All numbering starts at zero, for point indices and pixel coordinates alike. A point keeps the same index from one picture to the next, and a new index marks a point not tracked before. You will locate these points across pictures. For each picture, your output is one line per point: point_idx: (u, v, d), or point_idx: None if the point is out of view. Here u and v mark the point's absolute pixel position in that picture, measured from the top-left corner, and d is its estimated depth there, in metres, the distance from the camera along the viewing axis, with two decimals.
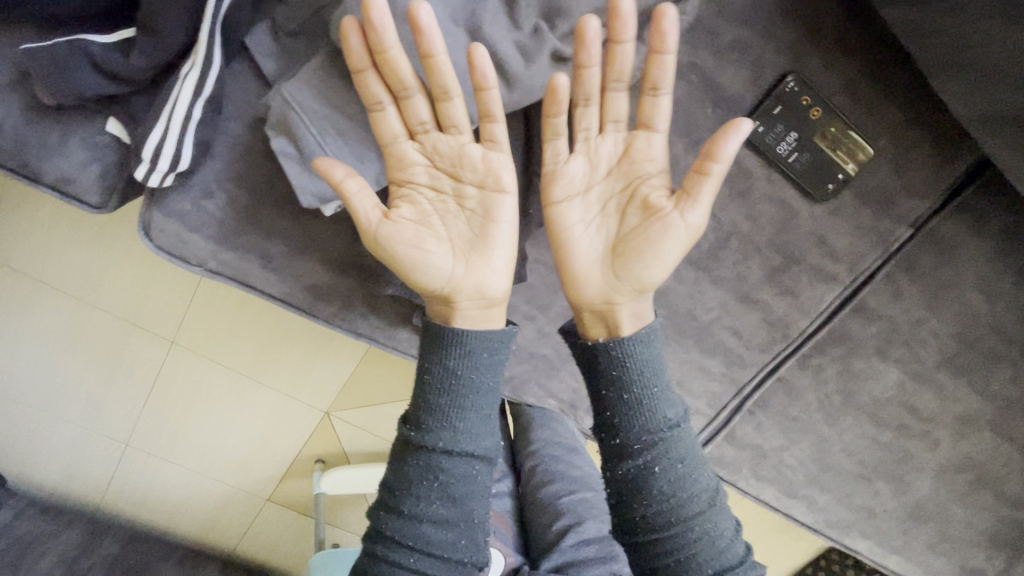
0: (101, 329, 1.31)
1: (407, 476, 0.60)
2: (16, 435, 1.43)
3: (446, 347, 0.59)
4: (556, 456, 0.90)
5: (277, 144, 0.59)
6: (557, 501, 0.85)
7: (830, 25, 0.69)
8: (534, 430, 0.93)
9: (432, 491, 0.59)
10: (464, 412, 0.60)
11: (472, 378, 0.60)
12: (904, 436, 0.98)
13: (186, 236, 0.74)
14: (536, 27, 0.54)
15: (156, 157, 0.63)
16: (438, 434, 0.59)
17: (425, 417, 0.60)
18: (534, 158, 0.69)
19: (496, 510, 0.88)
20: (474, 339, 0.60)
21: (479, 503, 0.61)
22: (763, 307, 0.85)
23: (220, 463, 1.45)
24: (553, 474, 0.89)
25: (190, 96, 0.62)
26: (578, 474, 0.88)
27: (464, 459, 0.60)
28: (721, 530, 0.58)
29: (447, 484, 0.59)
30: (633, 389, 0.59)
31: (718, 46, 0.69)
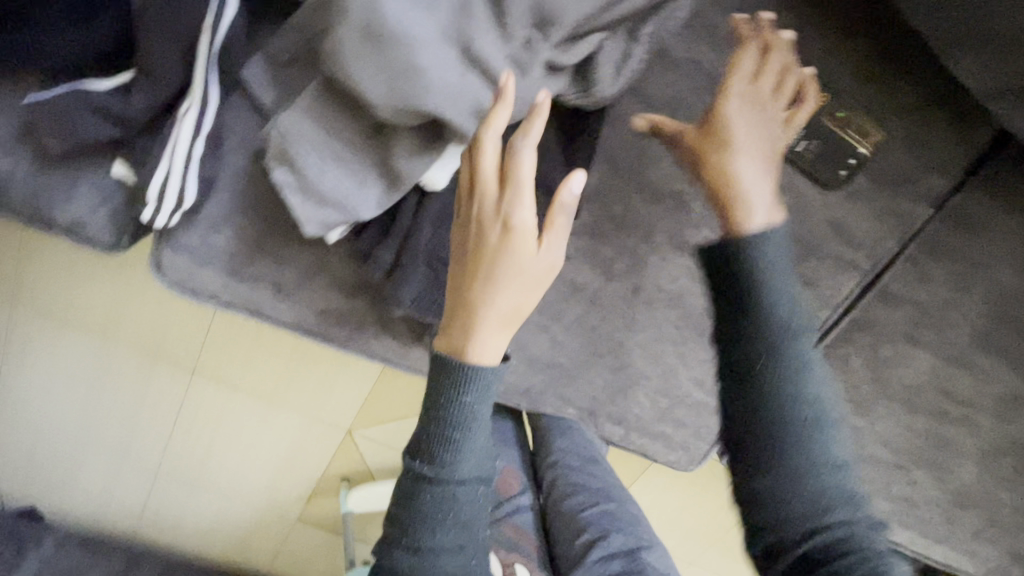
0: (122, 365, 1.32)
1: (420, 503, 0.64)
2: (50, 472, 1.47)
3: (463, 389, 0.59)
4: (577, 466, 0.87)
5: (277, 176, 0.59)
6: (580, 512, 0.81)
7: (829, 16, 0.71)
8: (554, 442, 0.92)
9: (446, 517, 0.64)
10: (467, 443, 0.62)
11: (481, 413, 0.62)
12: (942, 423, 0.94)
13: (197, 271, 0.76)
14: (528, 37, 0.51)
15: (161, 198, 0.64)
16: (446, 463, 0.63)
17: (433, 451, 0.62)
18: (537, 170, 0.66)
19: (517, 524, 0.85)
20: (487, 374, 0.60)
21: (481, 515, 0.68)
22: None
23: (250, 488, 1.48)
24: (574, 483, 0.86)
25: (190, 134, 0.62)
26: (599, 483, 0.85)
27: (470, 485, 0.65)
28: (844, 481, 0.53)
29: (453, 509, 0.64)
30: (789, 323, 0.54)
31: (716, 39, 0.67)
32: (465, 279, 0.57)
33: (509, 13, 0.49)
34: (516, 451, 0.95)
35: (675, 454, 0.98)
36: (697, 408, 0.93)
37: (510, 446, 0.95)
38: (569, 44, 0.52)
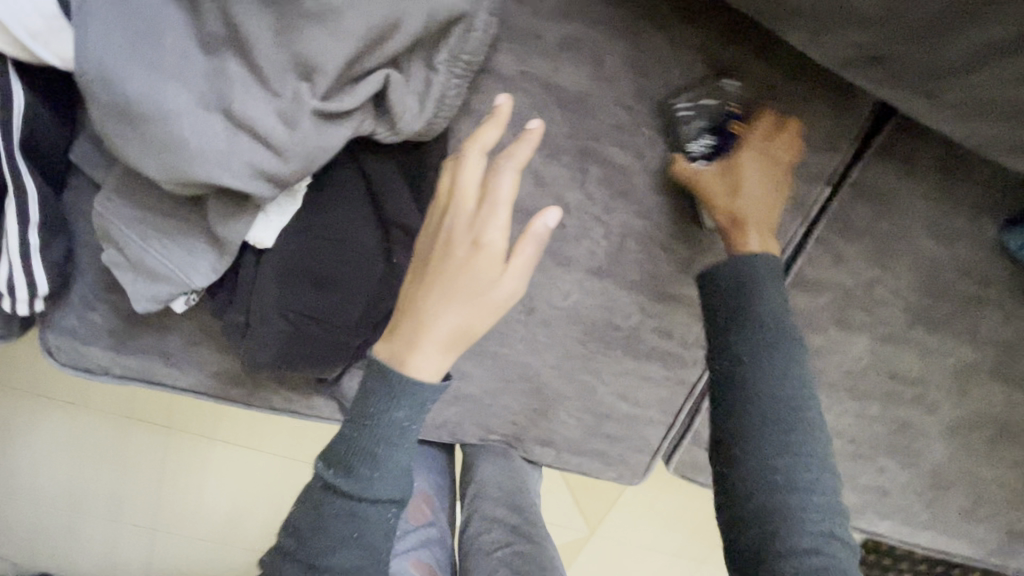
0: (100, 429, 1.37)
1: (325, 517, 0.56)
2: (52, 543, 1.51)
3: (398, 395, 0.53)
4: (498, 500, 0.82)
5: (106, 257, 0.60)
6: (489, 553, 0.73)
7: (664, 5, 0.64)
8: (479, 470, 0.89)
9: (346, 539, 0.56)
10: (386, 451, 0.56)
11: (410, 426, 0.55)
12: (896, 405, 0.88)
13: (84, 350, 0.76)
14: (297, 90, 0.52)
15: (11, 289, 0.63)
16: (359, 472, 0.56)
17: (348, 456, 0.56)
18: (385, 215, 0.64)
19: (421, 560, 0.76)
20: (425, 390, 0.54)
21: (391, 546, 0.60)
22: (687, 301, 0.78)
23: (242, 537, 1.47)
24: (493, 518, 0.79)
25: (19, 225, 0.60)
26: (516, 522, 0.78)
27: (381, 505, 0.57)
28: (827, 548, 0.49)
29: (363, 526, 0.56)
30: (761, 332, 0.55)
31: (547, 47, 0.64)
32: (417, 291, 0.54)
33: (267, 73, 0.51)
34: (443, 479, 0.93)
35: (616, 470, 0.93)
36: (627, 421, 0.88)
37: (438, 474, 0.93)
38: (341, 91, 0.53)
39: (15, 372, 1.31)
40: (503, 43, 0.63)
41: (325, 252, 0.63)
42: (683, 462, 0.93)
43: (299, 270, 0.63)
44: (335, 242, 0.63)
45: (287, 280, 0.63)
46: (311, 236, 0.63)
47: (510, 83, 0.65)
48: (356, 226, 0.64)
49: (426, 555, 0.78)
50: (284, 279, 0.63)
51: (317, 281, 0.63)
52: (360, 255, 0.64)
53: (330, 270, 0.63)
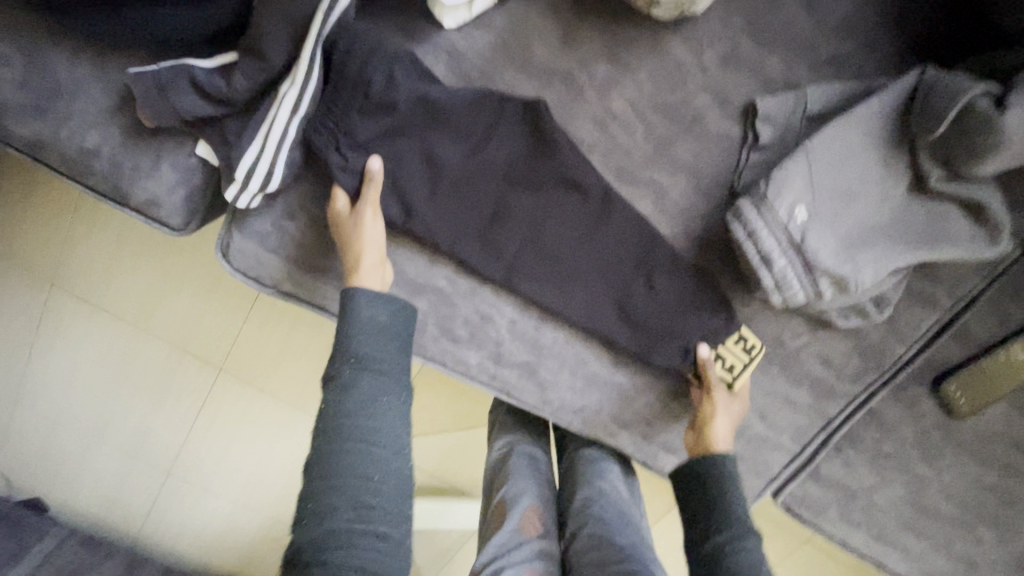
0: (151, 357, 1.29)
1: (352, 415, 0.54)
2: (61, 468, 1.40)
3: (356, 313, 0.60)
4: (605, 519, 0.76)
5: None
6: (600, 570, 0.68)
7: (941, 44, 0.66)
8: (586, 482, 0.85)
9: (347, 478, 0.51)
10: (374, 348, 0.58)
11: (362, 389, 0.55)
12: (1012, 478, 0.88)
13: (264, 258, 0.72)
14: None
15: (248, 177, 0.63)
16: (359, 351, 0.57)
17: (347, 343, 0.58)
18: (636, 141, 0.70)
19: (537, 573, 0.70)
20: (362, 301, 0.60)
21: (382, 443, 0.54)
22: (855, 331, 0.81)
23: (261, 495, 1.41)
24: (603, 535, 0.74)
25: (287, 115, 0.63)
26: (626, 544, 0.72)
27: (360, 467, 0.52)
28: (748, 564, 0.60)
29: (366, 398, 0.55)
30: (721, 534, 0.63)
31: (816, 60, 0.67)
32: None
33: None
34: (547, 493, 0.86)
35: None
36: (758, 442, 0.86)
37: (541, 485, 0.86)
38: None
39: (81, 277, 1.22)
40: (779, 47, 0.67)
41: (473, 158, 0.68)
42: (792, 494, 0.92)
43: (463, 191, 0.68)
44: (503, 164, 0.69)
45: (433, 177, 0.68)
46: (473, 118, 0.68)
47: (773, 86, 0.68)
48: (532, 166, 0.69)
49: (540, 568, 0.72)
50: (455, 190, 0.68)
51: (481, 186, 0.69)
52: (527, 166, 0.69)
53: (476, 188, 0.69)
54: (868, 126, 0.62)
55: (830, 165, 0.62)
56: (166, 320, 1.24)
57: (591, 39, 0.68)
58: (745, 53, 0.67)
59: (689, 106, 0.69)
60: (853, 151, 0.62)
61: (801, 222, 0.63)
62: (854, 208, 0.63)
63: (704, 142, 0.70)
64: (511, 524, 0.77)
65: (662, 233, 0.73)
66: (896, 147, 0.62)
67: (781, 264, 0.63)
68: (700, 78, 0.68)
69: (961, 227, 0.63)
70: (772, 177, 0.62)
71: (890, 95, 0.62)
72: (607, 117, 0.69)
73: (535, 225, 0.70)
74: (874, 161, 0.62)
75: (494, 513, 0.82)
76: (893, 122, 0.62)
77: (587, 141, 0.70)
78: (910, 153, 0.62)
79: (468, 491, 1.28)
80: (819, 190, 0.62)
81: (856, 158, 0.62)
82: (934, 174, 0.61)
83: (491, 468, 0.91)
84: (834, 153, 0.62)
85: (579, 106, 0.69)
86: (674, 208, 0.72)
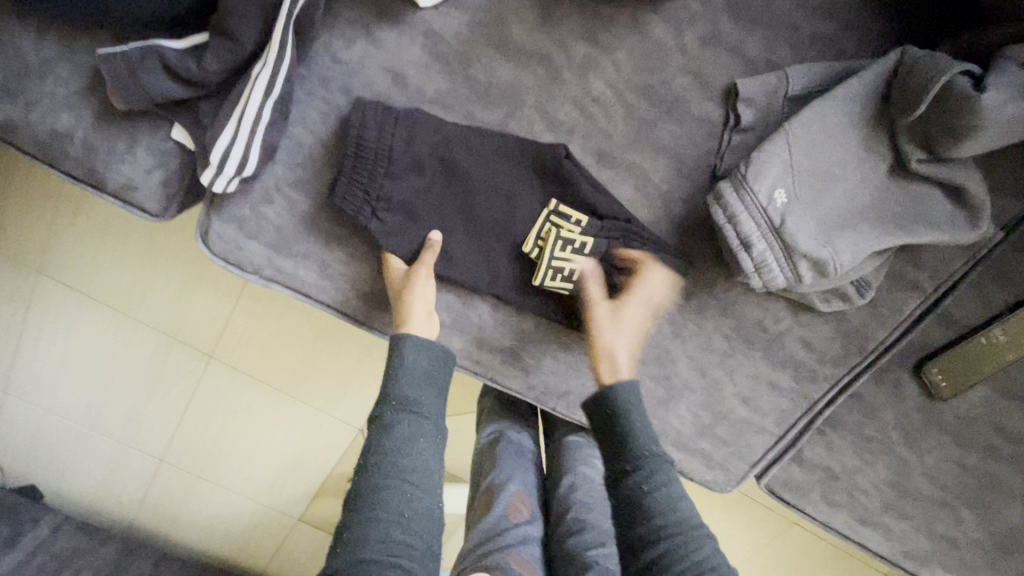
0: (141, 344, 1.28)
1: (391, 454, 0.57)
2: (54, 456, 1.41)
3: (399, 354, 0.64)
4: (590, 505, 0.79)
5: None
6: (584, 553, 0.72)
7: (923, 22, 0.65)
8: (570, 466, 0.86)
9: (384, 512, 0.53)
10: (415, 390, 0.62)
11: (403, 429, 0.59)
12: (992, 460, 0.89)
13: (244, 244, 0.72)
14: None
15: (223, 161, 0.62)
16: (401, 392, 0.62)
17: (391, 385, 0.62)
18: (616, 123, 0.69)
19: (521, 557, 0.73)
20: (407, 343, 0.64)
21: (421, 480, 0.57)
22: (838, 316, 0.81)
23: (254, 481, 1.42)
24: (587, 520, 0.76)
25: (261, 96, 0.62)
26: (610, 528, 0.75)
27: (398, 502, 0.54)
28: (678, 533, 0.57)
29: (407, 439, 0.59)
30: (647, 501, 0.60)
31: (798, 40, 0.66)
32: None
33: None
34: (533, 479, 0.87)
35: (714, 475, 0.90)
36: (740, 425, 0.87)
37: (528, 472, 0.87)
38: None
39: (67, 266, 1.21)
40: (762, 25, 0.66)
41: (447, 147, 0.68)
42: (775, 476, 0.93)
43: (436, 187, 0.70)
44: (510, 192, 0.70)
45: (438, 197, 0.70)
46: (474, 150, 0.69)
47: (754, 68, 0.67)
48: (539, 199, 0.71)
49: (527, 553, 0.74)
50: (472, 225, 0.72)
51: (453, 181, 0.70)
52: (498, 155, 0.69)
53: (495, 224, 0.72)
54: (848, 107, 0.61)
55: (809, 146, 0.61)
56: (153, 308, 1.24)
57: (570, 19, 0.67)
58: (726, 34, 0.66)
59: (670, 88, 0.68)
60: (833, 132, 0.61)
61: (781, 206, 0.62)
62: (832, 191, 0.62)
63: (684, 125, 0.69)
64: (497, 511, 0.79)
65: (644, 217, 0.72)
66: (877, 128, 0.62)
67: (760, 248, 0.63)
68: (681, 58, 0.67)
69: (941, 209, 0.63)
70: (751, 158, 0.62)
71: (871, 74, 0.61)
72: (587, 100, 0.68)
73: (504, 223, 0.72)
74: (855, 142, 0.62)
75: (481, 498, 0.83)
76: (874, 102, 0.61)
77: (567, 123, 0.69)
78: (891, 134, 0.62)
79: (457, 475, 1.30)
80: (799, 172, 0.62)
81: (836, 139, 0.61)
82: (915, 156, 0.61)
83: (478, 452, 0.92)
84: (814, 133, 0.61)
85: (558, 88, 0.68)
86: (656, 192, 0.71)
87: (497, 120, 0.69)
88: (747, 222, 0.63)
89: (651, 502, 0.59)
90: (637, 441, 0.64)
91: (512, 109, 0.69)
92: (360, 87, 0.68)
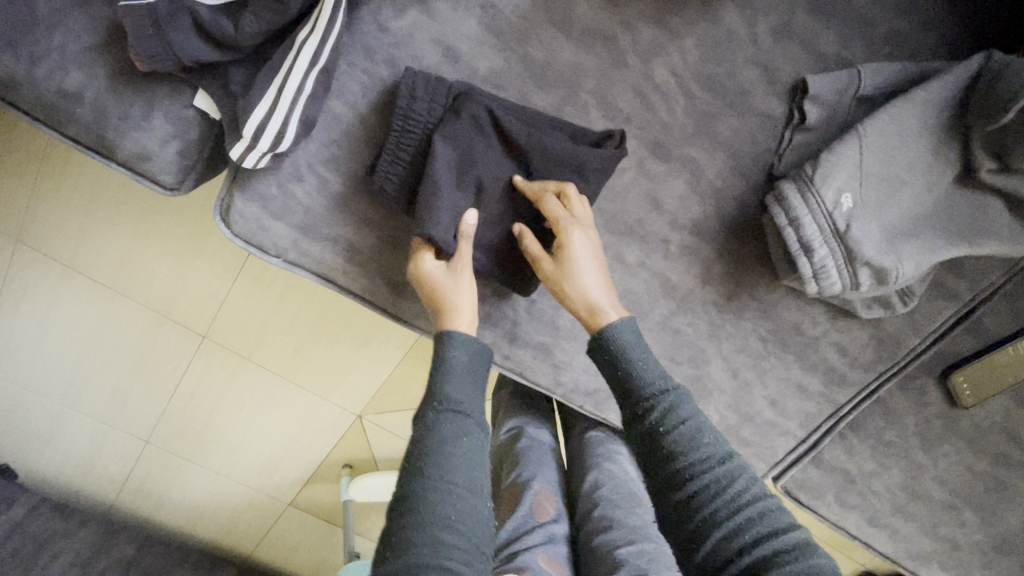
0: (132, 321, 1.21)
1: (433, 455, 0.52)
2: (31, 434, 1.33)
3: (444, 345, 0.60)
4: (616, 502, 0.76)
5: None
6: (613, 551, 0.68)
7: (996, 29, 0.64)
8: (593, 463, 0.84)
9: (433, 516, 0.48)
10: (460, 389, 0.58)
11: (449, 426, 0.54)
12: (1003, 466, 0.90)
13: (267, 224, 0.67)
14: None
15: (256, 135, 0.57)
16: (444, 390, 0.57)
17: (435, 381, 0.58)
18: (676, 115, 0.66)
19: (550, 557, 0.70)
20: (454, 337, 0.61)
21: (463, 477, 0.52)
22: (873, 322, 0.81)
23: (246, 465, 1.38)
24: (614, 516, 0.74)
25: (305, 66, 0.57)
26: (638, 524, 0.72)
27: (445, 500, 0.49)
28: (711, 459, 0.53)
29: (453, 438, 0.53)
30: (669, 441, 0.55)
31: (871, 38, 0.64)
32: None
33: None
34: (556, 477, 0.84)
35: None
36: (766, 428, 0.86)
37: (549, 469, 0.84)
38: None
39: (51, 235, 1.11)
40: (836, 20, 0.63)
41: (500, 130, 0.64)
42: (793, 478, 0.93)
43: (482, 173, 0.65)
44: None
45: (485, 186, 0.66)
46: (544, 127, 0.64)
47: (824, 63, 0.64)
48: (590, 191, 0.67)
49: (553, 552, 0.71)
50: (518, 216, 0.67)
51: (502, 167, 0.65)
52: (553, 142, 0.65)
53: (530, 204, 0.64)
54: (923, 111, 0.59)
55: (882, 149, 0.59)
56: (146, 284, 1.16)
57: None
58: (799, 26, 0.63)
59: (735, 80, 0.65)
60: (906, 136, 0.59)
61: (845, 211, 0.60)
62: (897, 198, 0.61)
63: (746, 120, 0.66)
64: (522, 509, 0.76)
65: (694, 215, 0.70)
66: (948, 136, 0.60)
67: (821, 253, 0.61)
68: (750, 49, 0.64)
69: (1002, 222, 0.61)
70: (820, 159, 0.60)
71: (948, 80, 0.59)
72: (648, 88, 0.65)
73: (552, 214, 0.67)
74: (926, 148, 0.60)
75: (504, 498, 0.80)
76: (949, 108, 0.60)
77: (625, 112, 0.66)
78: (962, 142, 0.60)
79: None
80: (867, 176, 0.60)
81: (908, 143, 0.59)
82: (985, 167, 0.59)
83: (498, 450, 0.90)
84: (886, 136, 0.59)
85: (618, 74, 0.64)
86: (709, 188, 0.69)
87: (551, 104, 0.65)
88: (811, 227, 0.61)
89: (676, 452, 0.54)
90: (639, 372, 0.58)
91: (568, 93, 0.65)
92: (407, 60, 0.63)
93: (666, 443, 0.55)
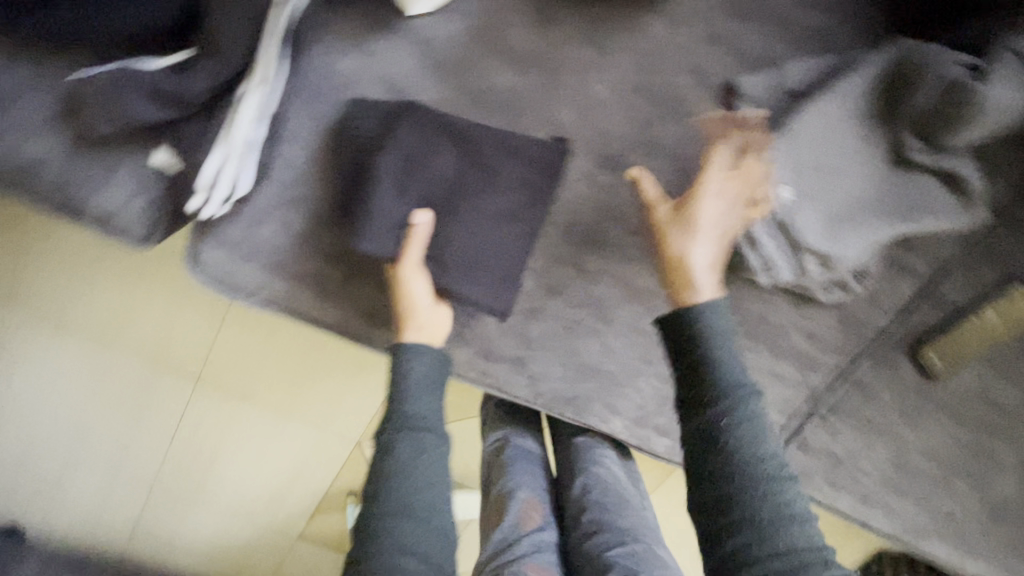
0: (124, 371, 1.23)
1: (390, 482, 0.55)
2: (37, 492, 1.34)
3: (398, 360, 0.61)
4: (603, 504, 0.78)
5: None
6: (603, 554, 0.71)
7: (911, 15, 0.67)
8: (579, 466, 0.86)
9: (391, 546, 0.52)
10: (419, 406, 0.59)
11: (405, 448, 0.56)
12: (988, 433, 0.91)
13: (237, 268, 0.69)
14: None
15: (211, 185, 0.60)
16: (403, 410, 0.59)
17: (393, 401, 0.59)
18: (617, 125, 0.69)
19: (540, 565, 0.72)
20: (407, 350, 0.61)
21: (419, 505, 0.55)
22: (838, 305, 0.82)
23: (250, 503, 1.38)
24: (602, 519, 0.76)
25: (252, 116, 0.60)
26: (626, 525, 0.75)
27: (402, 531, 0.54)
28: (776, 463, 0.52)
29: (410, 461, 0.56)
30: (734, 433, 0.53)
31: (792, 36, 0.67)
32: None
33: None
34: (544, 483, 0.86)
35: None
36: None
37: (537, 476, 0.86)
38: None
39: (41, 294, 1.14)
40: (756, 24, 0.67)
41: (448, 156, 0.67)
42: None
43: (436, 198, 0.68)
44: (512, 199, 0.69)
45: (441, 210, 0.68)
46: (497, 141, 0.67)
47: (751, 64, 0.67)
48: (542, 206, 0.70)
49: (545, 559, 0.73)
50: None
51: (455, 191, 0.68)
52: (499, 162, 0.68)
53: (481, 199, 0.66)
54: (847, 101, 0.62)
55: (813, 139, 0.62)
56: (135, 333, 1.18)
57: (565, 22, 0.66)
58: (722, 32, 0.67)
59: (669, 88, 0.68)
60: (833, 125, 0.62)
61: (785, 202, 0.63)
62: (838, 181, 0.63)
63: (685, 124, 0.69)
64: (510, 520, 0.78)
65: (647, 218, 0.72)
66: (873, 122, 0.63)
67: (766, 246, 0.64)
68: (679, 58, 0.67)
69: (939, 197, 0.64)
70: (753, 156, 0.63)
71: (864, 70, 0.62)
72: (586, 103, 0.68)
73: None
74: (855, 134, 0.63)
75: (493, 509, 0.81)
76: (871, 94, 0.63)
77: (567, 127, 0.68)
78: (889, 126, 0.63)
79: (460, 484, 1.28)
80: (801, 167, 0.62)
81: (837, 131, 0.62)
82: (913, 148, 0.62)
83: (485, 461, 0.91)
84: (814, 127, 0.62)
85: (556, 93, 0.68)
86: (658, 192, 0.71)
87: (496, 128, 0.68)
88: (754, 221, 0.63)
89: (740, 444, 0.52)
90: (718, 360, 0.55)
91: (511, 115, 0.68)
92: (353, 100, 0.66)
93: (734, 432, 0.53)
